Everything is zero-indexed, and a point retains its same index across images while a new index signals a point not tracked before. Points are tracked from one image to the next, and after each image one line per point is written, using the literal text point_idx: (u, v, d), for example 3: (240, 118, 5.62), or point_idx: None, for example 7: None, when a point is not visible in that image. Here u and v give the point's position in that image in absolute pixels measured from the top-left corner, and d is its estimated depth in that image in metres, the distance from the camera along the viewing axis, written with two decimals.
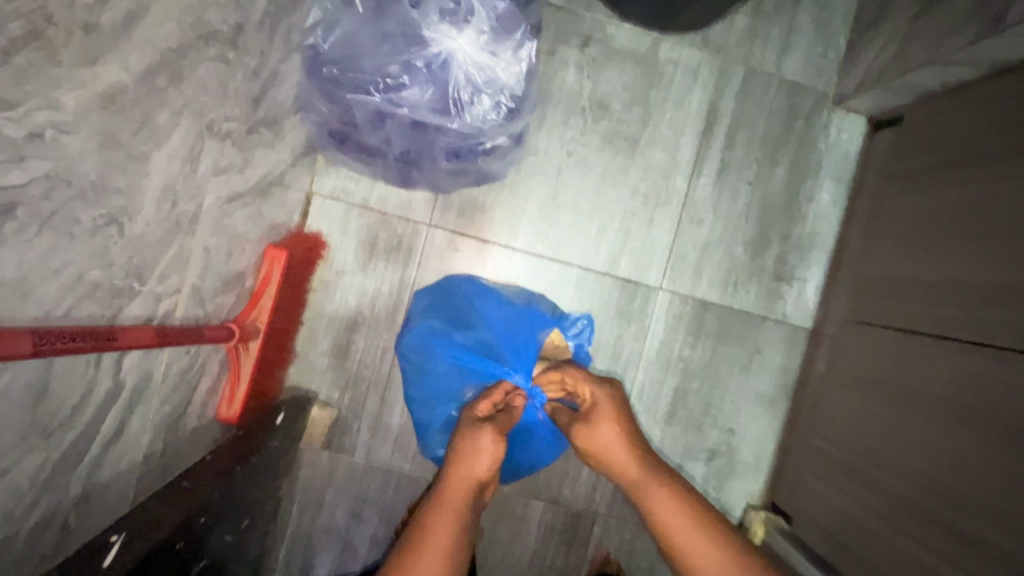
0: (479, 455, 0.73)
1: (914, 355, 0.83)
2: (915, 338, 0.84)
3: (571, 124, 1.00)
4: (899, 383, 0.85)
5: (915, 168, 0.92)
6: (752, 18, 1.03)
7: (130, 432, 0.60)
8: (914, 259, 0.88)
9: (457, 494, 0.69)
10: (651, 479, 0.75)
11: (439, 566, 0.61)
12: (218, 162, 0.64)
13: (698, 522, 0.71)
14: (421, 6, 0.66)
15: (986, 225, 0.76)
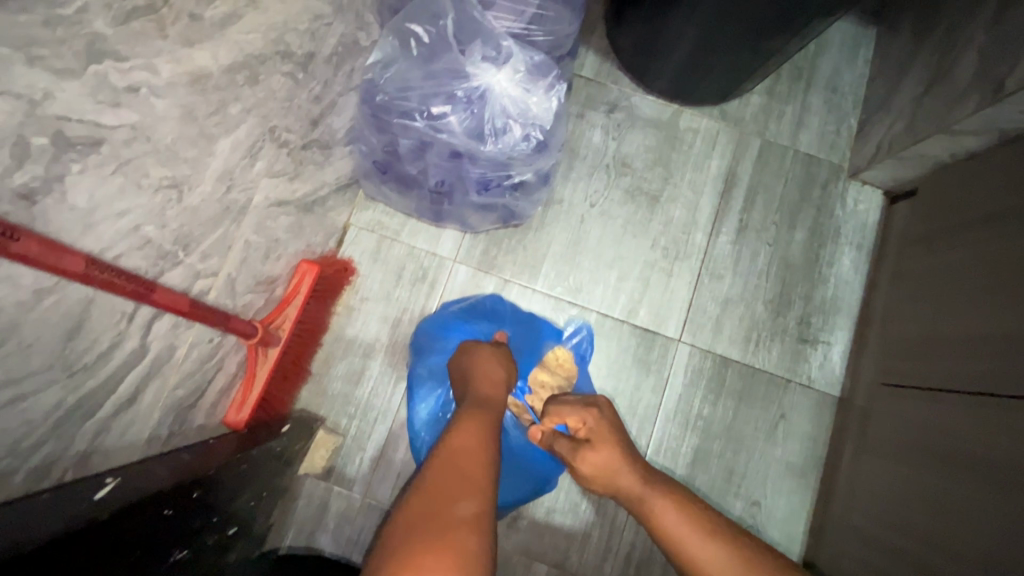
0: (496, 387, 0.82)
1: (946, 416, 0.80)
2: (950, 398, 0.80)
3: (595, 178, 1.07)
4: (921, 441, 0.83)
5: (935, 233, 0.93)
6: (766, 97, 1.12)
7: (142, 403, 0.60)
8: (939, 318, 0.87)
9: (483, 412, 0.74)
10: (653, 490, 0.73)
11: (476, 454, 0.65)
12: (273, 166, 0.71)
13: (699, 528, 0.67)
14: (467, 49, 0.75)
15: (988, 278, 0.80)
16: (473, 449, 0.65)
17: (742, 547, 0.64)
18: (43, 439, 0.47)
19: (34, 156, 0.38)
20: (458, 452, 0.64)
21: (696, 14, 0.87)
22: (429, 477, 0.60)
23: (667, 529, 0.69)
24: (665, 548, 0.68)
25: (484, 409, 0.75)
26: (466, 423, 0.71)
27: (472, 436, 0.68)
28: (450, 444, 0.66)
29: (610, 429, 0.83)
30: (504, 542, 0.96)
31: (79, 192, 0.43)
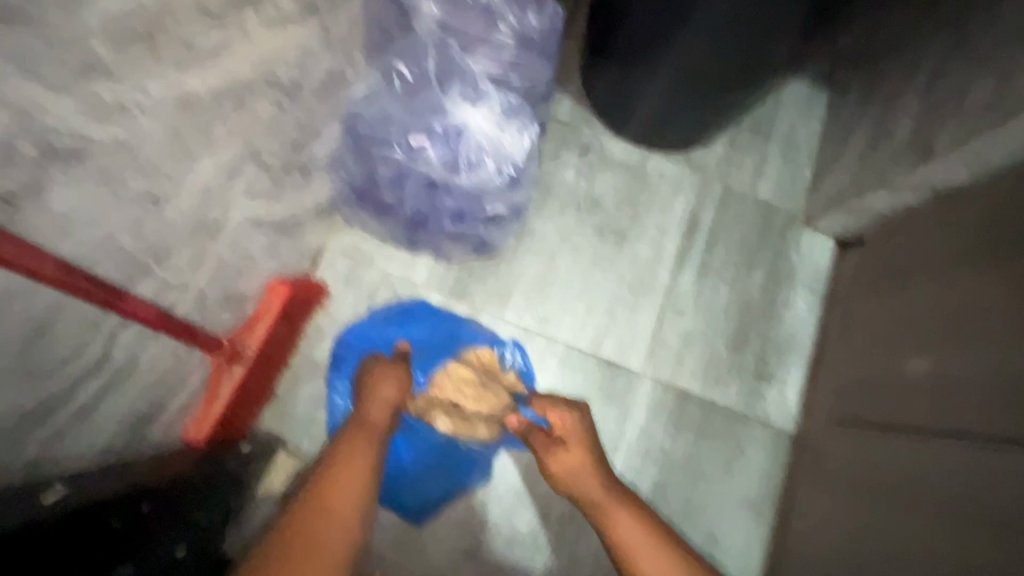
0: (387, 386, 0.79)
1: (894, 452, 0.84)
2: (895, 437, 0.85)
3: (567, 214, 1.12)
4: (869, 474, 0.87)
5: (882, 280, 1.00)
6: (728, 147, 1.20)
7: (100, 413, 0.60)
8: (885, 360, 0.93)
9: (377, 416, 0.76)
10: (614, 502, 0.75)
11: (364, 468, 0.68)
12: (252, 187, 0.74)
13: (655, 543, 0.71)
14: (447, 89, 0.79)
15: (930, 324, 0.85)
16: (350, 487, 0.65)
17: (674, 560, 0.69)
18: None
19: None
20: (333, 494, 0.64)
21: (662, 64, 0.96)
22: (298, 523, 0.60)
23: (618, 539, 0.72)
24: (614, 553, 0.72)
25: (374, 413, 0.76)
26: (347, 453, 0.69)
27: (348, 470, 0.67)
28: (331, 482, 0.65)
29: (586, 432, 0.83)
30: (462, 573, 0.95)
31: None
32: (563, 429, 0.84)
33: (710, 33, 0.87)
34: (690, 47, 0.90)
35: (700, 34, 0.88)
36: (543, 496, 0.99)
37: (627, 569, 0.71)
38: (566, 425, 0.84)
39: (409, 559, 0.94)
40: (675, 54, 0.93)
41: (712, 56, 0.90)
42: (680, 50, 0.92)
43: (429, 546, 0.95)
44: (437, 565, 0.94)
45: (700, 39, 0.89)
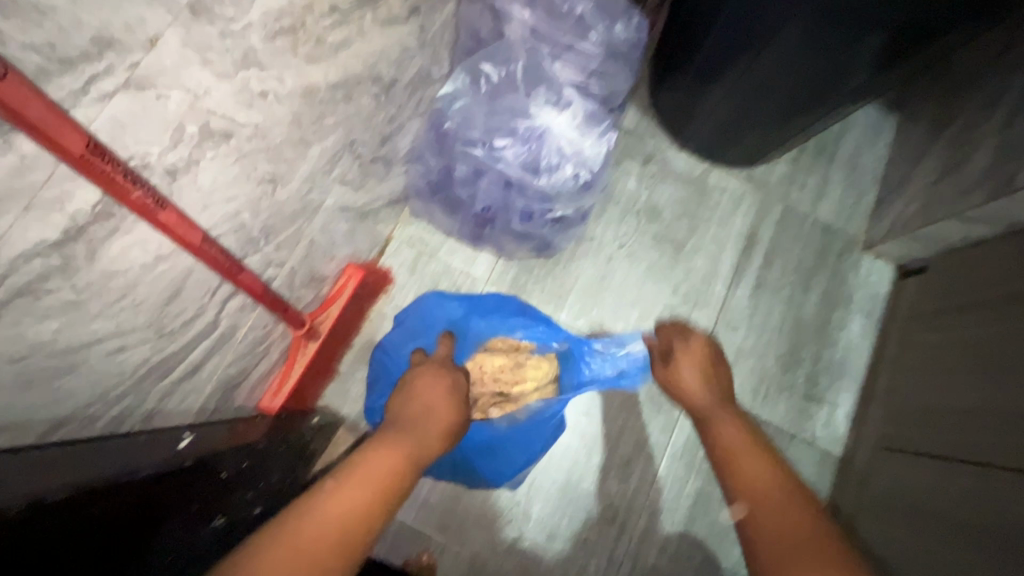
0: (434, 394, 0.67)
1: (944, 482, 0.83)
2: (944, 465, 0.85)
3: (625, 222, 1.14)
4: (917, 502, 0.86)
5: (943, 309, 0.99)
6: (791, 166, 1.20)
7: (201, 374, 0.65)
8: (942, 388, 0.92)
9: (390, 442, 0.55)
10: (720, 408, 0.70)
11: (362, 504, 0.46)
12: (345, 175, 0.78)
13: (810, 519, 0.51)
14: (532, 93, 0.83)
15: (993, 357, 0.84)
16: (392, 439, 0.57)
17: (780, 471, 0.57)
18: (126, 391, 0.52)
19: (185, 141, 0.44)
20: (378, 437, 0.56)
21: (737, 79, 0.95)
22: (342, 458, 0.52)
23: (734, 453, 0.61)
24: (713, 447, 0.63)
25: (386, 442, 0.54)
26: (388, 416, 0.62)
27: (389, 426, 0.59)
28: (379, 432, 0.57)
29: (708, 354, 0.81)
30: (503, 561, 0.98)
31: (206, 175, 0.49)
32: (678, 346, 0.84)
33: (790, 59, 0.85)
34: (768, 69, 0.89)
35: (780, 59, 0.86)
36: (585, 494, 1.01)
37: (752, 523, 0.53)
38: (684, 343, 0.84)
39: (454, 542, 0.97)
40: (752, 73, 0.92)
41: (788, 79, 0.89)
42: (757, 69, 0.91)
43: (474, 532, 0.98)
44: (480, 551, 0.98)
45: (779, 64, 0.87)
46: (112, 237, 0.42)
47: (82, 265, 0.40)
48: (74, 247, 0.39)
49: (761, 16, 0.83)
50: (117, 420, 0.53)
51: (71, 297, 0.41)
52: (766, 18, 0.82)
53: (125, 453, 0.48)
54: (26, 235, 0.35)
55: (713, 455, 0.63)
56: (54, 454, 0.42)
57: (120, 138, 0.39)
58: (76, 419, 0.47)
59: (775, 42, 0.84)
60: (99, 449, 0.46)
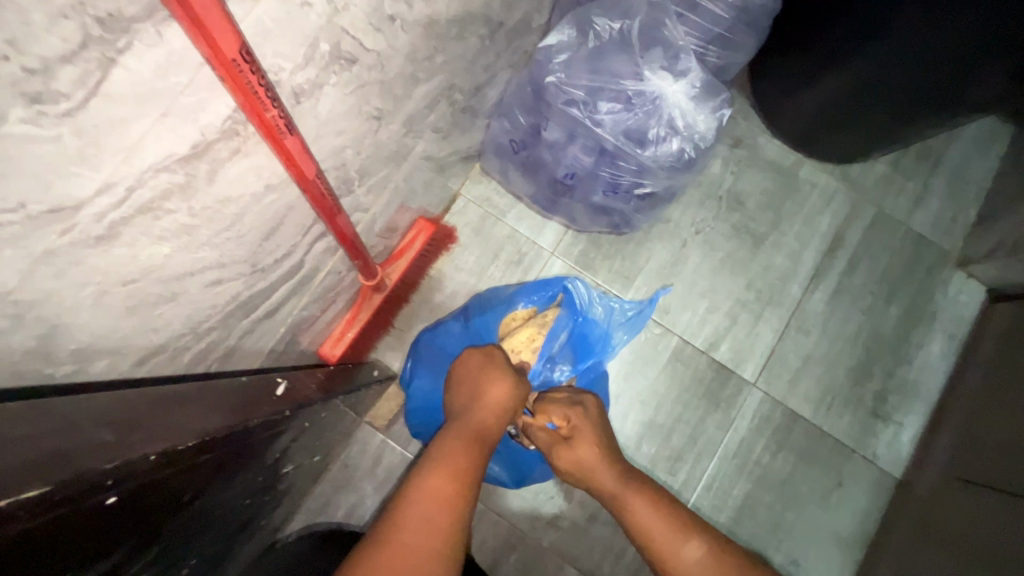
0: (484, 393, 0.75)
1: (1011, 518, 0.78)
2: (1015, 502, 0.79)
3: (706, 207, 1.08)
4: (977, 537, 0.81)
5: None
6: (891, 167, 1.11)
7: (278, 315, 0.62)
8: (1019, 419, 0.86)
9: (454, 442, 0.63)
10: (601, 464, 0.74)
11: (435, 508, 0.53)
12: (437, 123, 0.73)
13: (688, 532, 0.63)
14: (647, 55, 0.76)
15: None
16: (458, 470, 0.59)
17: (676, 514, 0.65)
18: (214, 325, 0.49)
19: (316, 60, 0.40)
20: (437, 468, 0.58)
21: (857, 67, 0.84)
22: (413, 490, 0.55)
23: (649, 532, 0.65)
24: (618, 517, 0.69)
25: (452, 442, 0.63)
26: (446, 442, 0.63)
27: (452, 452, 0.61)
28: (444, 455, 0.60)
29: (593, 424, 0.79)
30: (540, 536, 0.96)
31: (325, 102, 0.44)
32: (564, 418, 0.79)
33: (928, 49, 0.75)
34: (895, 58, 0.79)
35: (918, 50, 0.76)
36: None
37: (656, 559, 0.63)
38: (568, 418, 0.79)
39: (495, 511, 0.96)
40: (878, 62, 0.81)
41: (917, 74, 0.79)
42: (885, 59, 0.80)
43: (513, 504, 0.96)
44: (518, 524, 0.96)
45: (913, 55, 0.77)
46: (233, 158, 0.38)
47: (202, 186, 0.36)
48: (197, 165, 0.35)
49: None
50: (201, 355, 0.50)
51: (186, 221, 0.37)
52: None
53: (214, 398, 0.43)
54: (157, 146, 0.31)
55: (624, 525, 0.69)
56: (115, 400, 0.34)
57: (260, 47, 0.34)
58: (168, 349, 0.44)
59: (916, 27, 0.74)
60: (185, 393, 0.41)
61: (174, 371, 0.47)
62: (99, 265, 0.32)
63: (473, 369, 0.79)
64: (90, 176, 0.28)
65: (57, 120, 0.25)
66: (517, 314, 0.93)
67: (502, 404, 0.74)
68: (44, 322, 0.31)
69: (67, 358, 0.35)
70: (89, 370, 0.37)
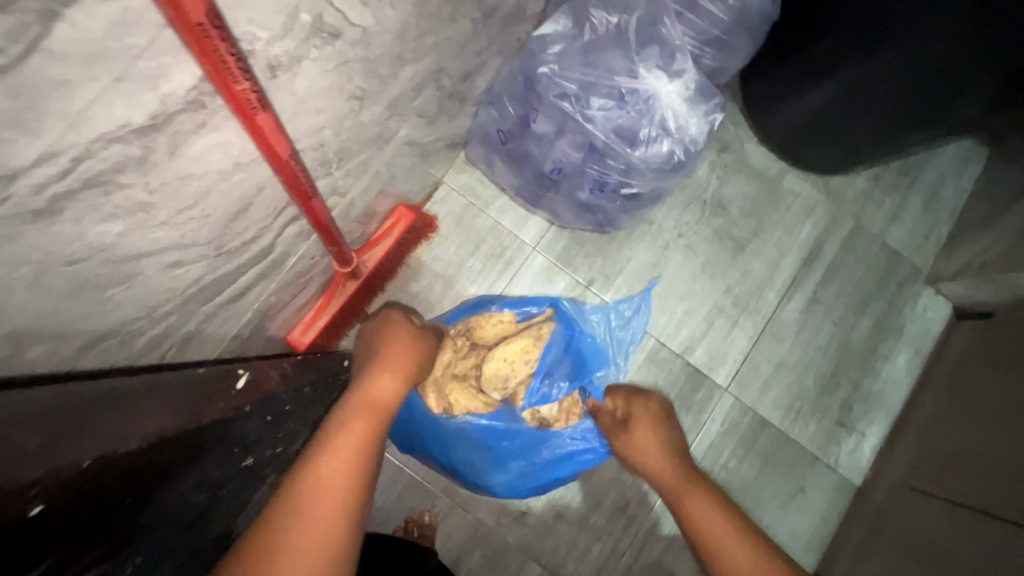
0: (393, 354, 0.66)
1: (961, 529, 0.81)
2: (966, 514, 0.82)
3: (690, 210, 1.07)
4: (928, 546, 0.84)
5: (992, 354, 0.95)
6: (871, 183, 1.12)
7: (243, 300, 0.58)
8: (973, 433, 0.89)
9: (359, 417, 0.55)
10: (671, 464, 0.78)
11: (341, 486, 0.48)
12: (423, 106, 0.70)
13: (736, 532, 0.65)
14: (642, 52, 0.74)
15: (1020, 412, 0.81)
16: (362, 452, 0.51)
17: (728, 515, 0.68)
18: (171, 310, 0.46)
19: (295, 31, 0.37)
20: (333, 476, 0.48)
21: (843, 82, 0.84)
22: (305, 499, 0.45)
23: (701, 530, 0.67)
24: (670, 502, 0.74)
25: (359, 414, 0.55)
26: (352, 427, 0.54)
27: (359, 427, 0.54)
28: (344, 450, 0.51)
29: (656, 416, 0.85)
30: (506, 533, 0.95)
31: (304, 78, 0.41)
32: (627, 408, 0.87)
33: (913, 68, 0.75)
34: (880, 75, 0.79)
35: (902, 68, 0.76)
36: (600, 483, 0.97)
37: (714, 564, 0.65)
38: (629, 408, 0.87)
39: (462, 506, 0.94)
40: (864, 79, 0.81)
41: (901, 92, 0.79)
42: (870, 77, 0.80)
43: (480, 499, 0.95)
44: (484, 520, 0.95)
45: (898, 74, 0.77)
46: (198, 132, 0.35)
47: (160, 161, 0.33)
48: (157, 137, 0.32)
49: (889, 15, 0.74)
50: (156, 341, 0.47)
51: (141, 198, 0.34)
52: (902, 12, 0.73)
53: (164, 395, 0.42)
54: (109, 113, 0.28)
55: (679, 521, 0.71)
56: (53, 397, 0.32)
57: (232, 12, 0.31)
58: (119, 333, 0.41)
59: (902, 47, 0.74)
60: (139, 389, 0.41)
61: (125, 358, 0.44)
62: (37, 241, 0.29)
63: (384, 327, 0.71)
64: (28, 142, 0.25)
65: None
66: (504, 319, 0.92)
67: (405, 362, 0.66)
68: None
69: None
70: (25, 355, 0.34)
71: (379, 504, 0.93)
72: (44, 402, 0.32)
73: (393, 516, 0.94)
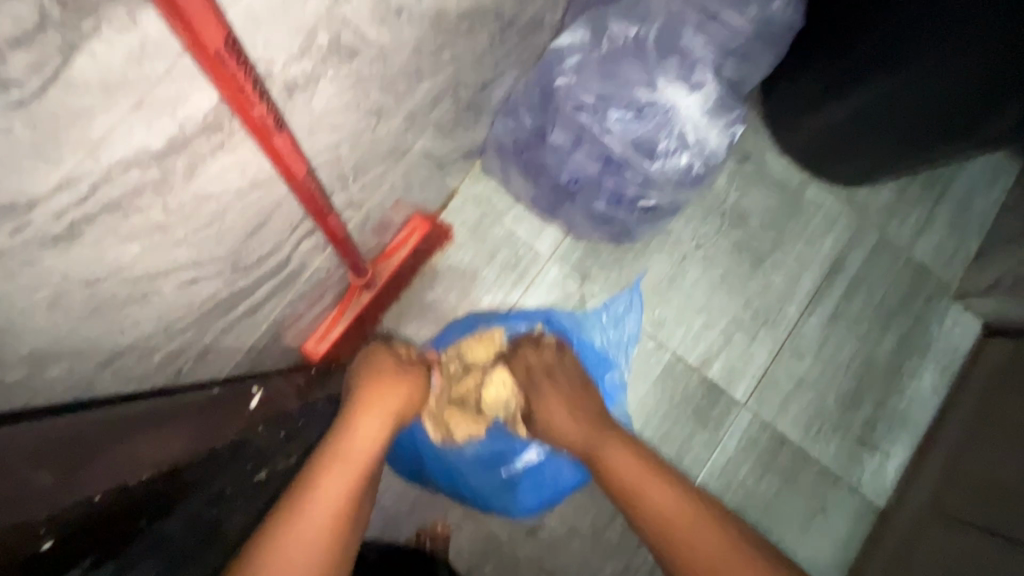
0: (386, 382, 0.62)
1: (991, 558, 0.78)
2: (999, 544, 0.79)
3: (708, 222, 1.06)
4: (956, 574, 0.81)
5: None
6: (897, 195, 1.09)
7: (259, 313, 0.59)
8: (1004, 459, 0.86)
9: (346, 457, 0.52)
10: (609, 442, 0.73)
11: (320, 533, 0.45)
12: (439, 120, 0.70)
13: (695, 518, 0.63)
14: (662, 64, 0.73)
15: None
16: (345, 500, 0.48)
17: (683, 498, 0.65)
18: (188, 325, 0.46)
19: (313, 51, 0.36)
20: (297, 549, 0.42)
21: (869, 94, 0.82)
22: (271, 571, 0.40)
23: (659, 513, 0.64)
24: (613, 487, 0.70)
25: (348, 452, 0.52)
26: (328, 481, 0.48)
27: (347, 472, 0.50)
28: (320, 513, 0.46)
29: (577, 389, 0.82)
30: (518, 546, 0.94)
31: (321, 97, 0.41)
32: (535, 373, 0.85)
33: (941, 80, 0.73)
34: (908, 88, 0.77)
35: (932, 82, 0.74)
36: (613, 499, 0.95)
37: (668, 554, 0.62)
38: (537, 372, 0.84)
39: (474, 519, 0.94)
40: (890, 91, 0.79)
41: (928, 105, 0.77)
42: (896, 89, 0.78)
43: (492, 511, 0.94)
44: (496, 533, 0.94)
45: (925, 86, 0.75)
46: (214, 154, 0.35)
47: (178, 183, 0.33)
48: (175, 160, 0.32)
49: (919, 25, 0.72)
50: (172, 355, 0.47)
51: (159, 219, 0.34)
52: (930, 23, 0.71)
53: (178, 417, 0.42)
54: (128, 140, 0.28)
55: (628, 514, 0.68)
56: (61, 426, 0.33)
57: (251, 35, 0.31)
58: (136, 349, 0.41)
59: (930, 58, 0.72)
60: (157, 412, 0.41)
61: (142, 373, 0.44)
62: (58, 265, 0.29)
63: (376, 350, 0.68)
64: (48, 171, 0.25)
65: (7, 110, 0.22)
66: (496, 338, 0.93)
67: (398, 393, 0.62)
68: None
69: (19, 363, 0.32)
70: (45, 374, 0.34)
71: (390, 514, 0.93)
72: (53, 435, 0.32)
73: (405, 527, 0.93)
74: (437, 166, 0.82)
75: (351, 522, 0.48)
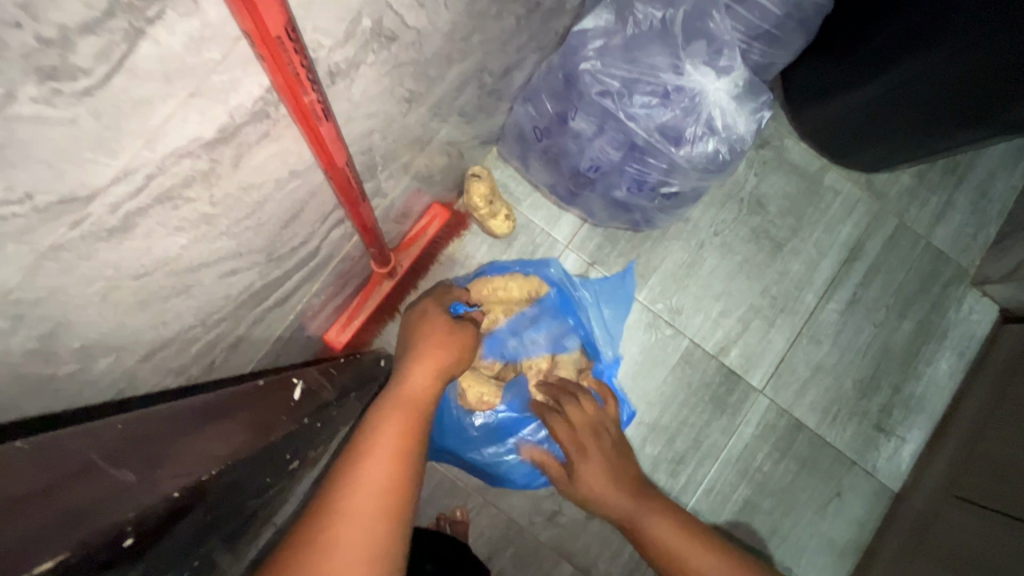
0: (433, 339, 0.65)
1: (1004, 538, 0.79)
2: (1009, 524, 0.80)
3: (726, 208, 1.05)
4: (971, 555, 0.82)
5: None
6: (916, 179, 1.08)
7: (288, 303, 0.58)
8: (1017, 441, 0.87)
9: (401, 404, 0.54)
10: (640, 504, 0.68)
11: (387, 466, 0.46)
12: (464, 106, 0.69)
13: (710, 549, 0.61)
14: (688, 48, 0.72)
15: None
16: (406, 437, 0.49)
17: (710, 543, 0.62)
18: (225, 316, 0.46)
19: (356, 36, 0.35)
20: (368, 484, 0.43)
21: (890, 81, 0.81)
22: (347, 515, 0.41)
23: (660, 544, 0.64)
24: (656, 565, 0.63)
25: (402, 398, 0.54)
26: (386, 426, 0.50)
27: (403, 415, 0.52)
28: (377, 456, 0.46)
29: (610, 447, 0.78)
30: (537, 531, 0.95)
31: (360, 83, 0.40)
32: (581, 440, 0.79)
33: (972, 67, 0.72)
34: (935, 73, 0.75)
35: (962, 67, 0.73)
36: None
37: None
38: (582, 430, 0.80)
39: (494, 504, 0.95)
40: (912, 78, 0.78)
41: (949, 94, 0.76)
42: (920, 76, 0.77)
43: (511, 498, 0.95)
44: (517, 518, 0.95)
45: (949, 74, 0.74)
46: (260, 142, 0.34)
47: (225, 173, 0.33)
48: (223, 150, 0.31)
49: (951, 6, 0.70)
50: (208, 346, 0.47)
51: (205, 210, 0.33)
52: (962, 8, 0.69)
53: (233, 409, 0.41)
54: (182, 129, 0.27)
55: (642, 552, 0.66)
56: (146, 424, 0.31)
57: (301, 19, 0.30)
58: (176, 341, 0.41)
59: (958, 46, 0.71)
60: (215, 403, 0.40)
61: (180, 365, 0.44)
62: (111, 258, 0.29)
63: (421, 319, 0.69)
64: (107, 162, 0.25)
65: (74, 99, 0.21)
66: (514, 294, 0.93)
67: (442, 347, 0.64)
68: (47, 320, 0.28)
69: (71, 357, 0.31)
70: (93, 367, 0.34)
71: None
72: (129, 429, 0.30)
73: (426, 513, 0.94)
74: (457, 153, 0.81)
75: (409, 468, 0.47)
